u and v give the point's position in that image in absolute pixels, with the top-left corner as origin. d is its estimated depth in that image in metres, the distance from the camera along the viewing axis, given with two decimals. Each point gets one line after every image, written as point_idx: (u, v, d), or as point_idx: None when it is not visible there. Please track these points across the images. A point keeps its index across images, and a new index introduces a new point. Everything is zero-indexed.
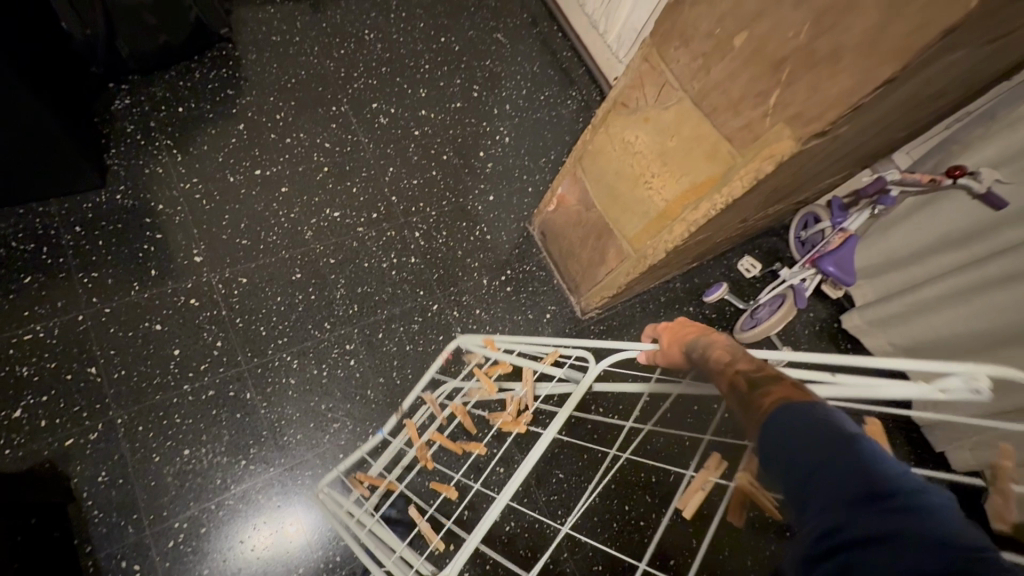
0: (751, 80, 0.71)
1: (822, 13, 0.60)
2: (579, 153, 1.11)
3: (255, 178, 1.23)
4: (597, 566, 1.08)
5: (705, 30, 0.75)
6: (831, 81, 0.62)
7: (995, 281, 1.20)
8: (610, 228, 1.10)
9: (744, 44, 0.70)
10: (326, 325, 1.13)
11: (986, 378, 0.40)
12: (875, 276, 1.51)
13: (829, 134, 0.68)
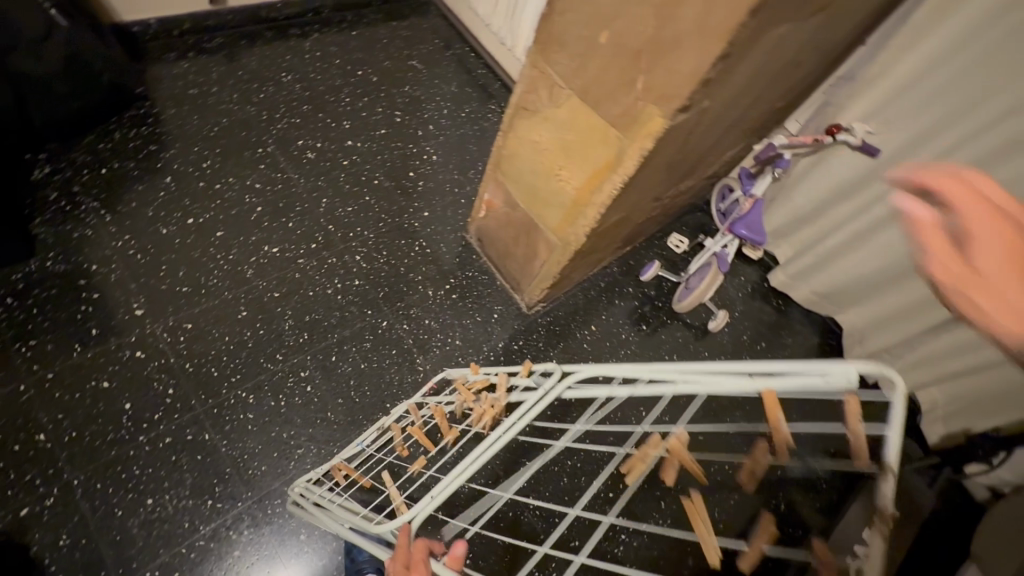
0: (620, 72, 0.80)
1: (662, 6, 0.70)
2: (495, 160, 1.18)
3: (189, 227, 1.25)
4: (574, 542, 1.13)
5: (575, 34, 0.84)
6: (682, 63, 0.72)
7: (887, 220, 1.39)
8: (535, 223, 1.18)
9: (608, 41, 0.80)
10: (278, 356, 1.15)
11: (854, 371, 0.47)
12: (787, 235, 1.65)
13: (692, 106, 0.78)
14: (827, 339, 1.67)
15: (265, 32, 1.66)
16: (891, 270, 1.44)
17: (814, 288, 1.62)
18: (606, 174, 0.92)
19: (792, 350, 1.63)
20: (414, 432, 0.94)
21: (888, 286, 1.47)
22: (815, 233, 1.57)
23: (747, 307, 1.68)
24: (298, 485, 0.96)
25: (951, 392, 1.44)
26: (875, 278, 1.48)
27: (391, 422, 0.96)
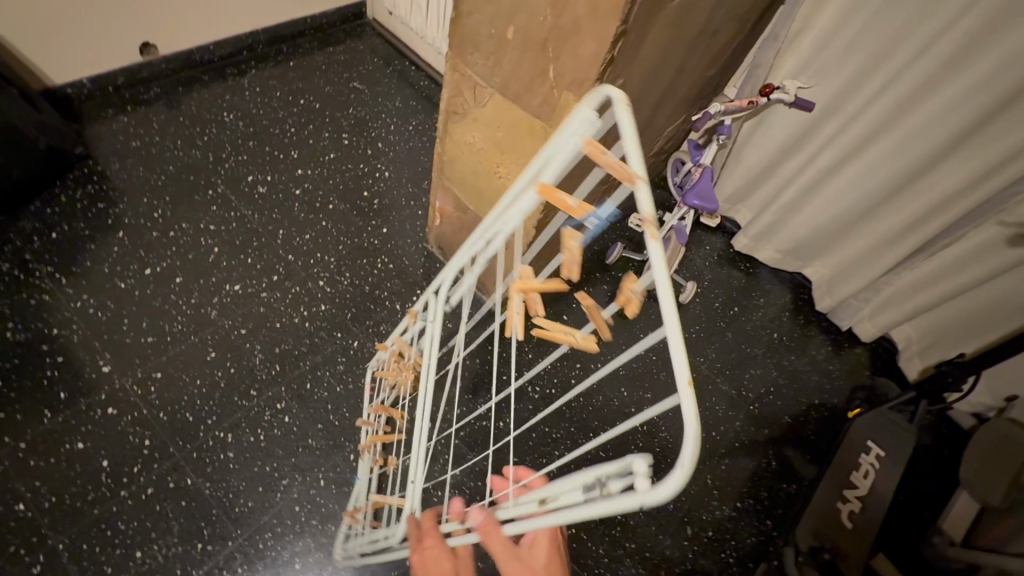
0: (533, 64, 0.82)
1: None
2: (439, 168, 1.19)
3: (147, 278, 1.25)
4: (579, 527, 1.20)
5: (484, 33, 0.86)
6: (584, 46, 0.74)
7: (835, 167, 1.42)
8: None
9: (515, 36, 0.82)
10: (252, 392, 1.15)
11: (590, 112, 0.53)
12: (744, 198, 1.68)
13: (606, 86, 0.80)
14: (799, 293, 1.70)
15: (202, 76, 1.67)
16: (848, 215, 1.46)
17: (779, 246, 1.64)
18: None
19: (765, 310, 1.65)
20: (386, 438, 0.94)
21: (847, 232, 1.50)
22: (768, 192, 1.60)
23: (715, 274, 1.70)
24: (339, 551, 0.99)
25: (923, 326, 1.49)
26: (834, 226, 1.50)
27: (363, 440, 0.95)
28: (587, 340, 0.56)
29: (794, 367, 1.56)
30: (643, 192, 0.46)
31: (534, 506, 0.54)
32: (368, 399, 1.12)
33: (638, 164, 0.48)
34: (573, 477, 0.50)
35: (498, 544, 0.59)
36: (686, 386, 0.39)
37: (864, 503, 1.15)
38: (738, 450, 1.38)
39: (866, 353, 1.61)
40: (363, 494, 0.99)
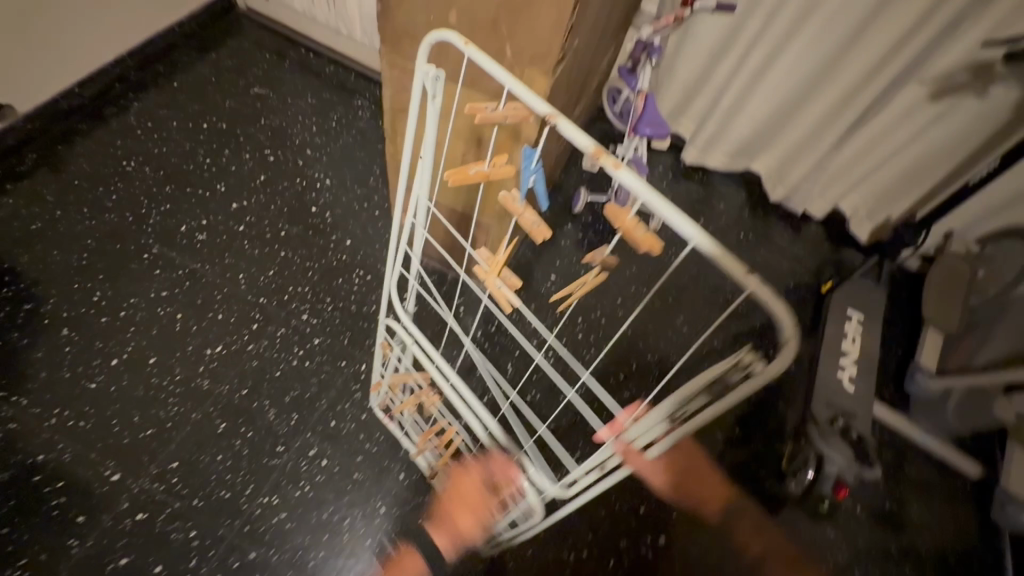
0: (485, 44, 0.77)
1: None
2: (395, 168, 1.12)
3: (117, 369, 1.14)
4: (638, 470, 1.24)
5: (421, 21, 0.79)
6: (541, 15, 0.70)
7: (767, 61, 1.46)
8: (460, 211, 1.15)
9: (459, 20, 0.76)
10: (280, 449, 1.12)
11: (430, 68, 0.55)
12: (684, 112, 1.70)
13: (566, 53, 0.76)
14: (752, 189, 1.78)
15: (79, 125, 1.44)
16: (785, 105, 1.52)
17: (726, 150, 1.70)
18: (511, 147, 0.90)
19: (727, 214, 1.73)
20: (452, 439, 0.95)
21: (788, 121, 1.56)
22: (706, 100, 1.62)
23: (675, 192, 1.74)
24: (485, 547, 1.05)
25: (867, 191, 1.61)
26: (774, 118, 1.57)
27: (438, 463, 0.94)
28: (598, 276, 0.64)
29: (764, 259, 1.67)
30: (567, 124, 0.54)
31: (664, 425, 0.59)
32: (395, 428, 1.12)
33: (534, 102, 0.54)
34: (691, 384, 0.54)
35: (642, 464, 0.64)
36: (752, 277, 0.49)
37: (856, 365, 1.30)
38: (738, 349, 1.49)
39: (822, 228, 1.74)
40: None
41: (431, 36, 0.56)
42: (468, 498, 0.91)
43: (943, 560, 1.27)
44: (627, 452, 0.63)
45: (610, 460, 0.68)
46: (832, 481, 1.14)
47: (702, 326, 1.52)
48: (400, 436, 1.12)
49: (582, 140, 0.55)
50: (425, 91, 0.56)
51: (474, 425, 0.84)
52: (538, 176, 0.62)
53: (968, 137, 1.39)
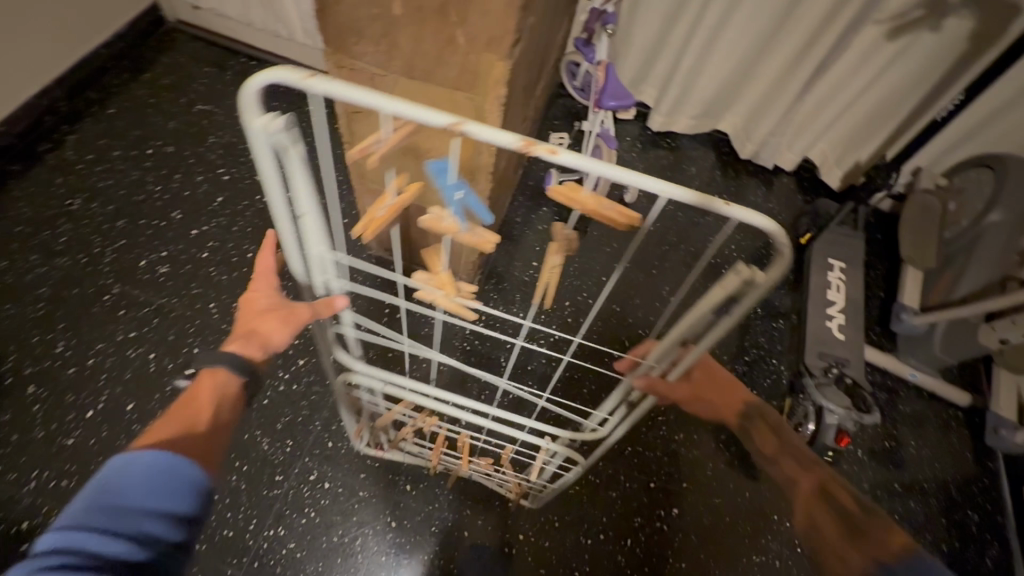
0: (434, 32, 0.72)
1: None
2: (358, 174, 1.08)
3: (94, 421, 1.09)
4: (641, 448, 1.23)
5: (363, 16, 0.74)
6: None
7: (723, 18, 1.43)
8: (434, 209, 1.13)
9: (403, 11, 0.71)
10: (278, 478, 1.08)
11: (265, 122, 0.42)
12: (645, 78, 1.68)
13: (521, 33, 0.73)
14: (722, 148, 1.78)
15: (12, 167, 1.35)
16: (746, 60, 1.51)
17: (691, 113, 1.68)
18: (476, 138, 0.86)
19: (700, 177, 1.72)
20: (463, 441, 0.94)
21: (751, 76, 1.55)
22: (667, 64, 1.60)
23: (646, 162, 1.72)
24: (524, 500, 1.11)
25: (834, 138, 1.62)
26: (737, 75, 1.55)
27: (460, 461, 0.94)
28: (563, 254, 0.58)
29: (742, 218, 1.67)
30: (480, 127, 0.44)
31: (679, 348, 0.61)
32: (393, 455, 1.06)
33: (430, 118, 0.44)
34: (697, 308, 0.54)
35: (667, 389, 0.68)
36: (731, 205, 0.46)
37: (843, 313, 1.31)
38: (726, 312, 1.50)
39: (793, 180, 1.74)
40: (496, 478, 1.05)
41: (257, 78, 0.42)
42: (267, 308, 0.63)
43: (946, 490, 1.31)
44: (649, 385, 0.67)
45: (632, 394, 0.72)
46: (833, 430, 1.13)
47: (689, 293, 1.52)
48: (402, 456, 1.06)
49: (503, 137, 0.45)
50: (281, 149, 0.44)
51: (490, 423, 0.83)
52: (464, 188, 0.50)
53: (927, 72, 1.39)
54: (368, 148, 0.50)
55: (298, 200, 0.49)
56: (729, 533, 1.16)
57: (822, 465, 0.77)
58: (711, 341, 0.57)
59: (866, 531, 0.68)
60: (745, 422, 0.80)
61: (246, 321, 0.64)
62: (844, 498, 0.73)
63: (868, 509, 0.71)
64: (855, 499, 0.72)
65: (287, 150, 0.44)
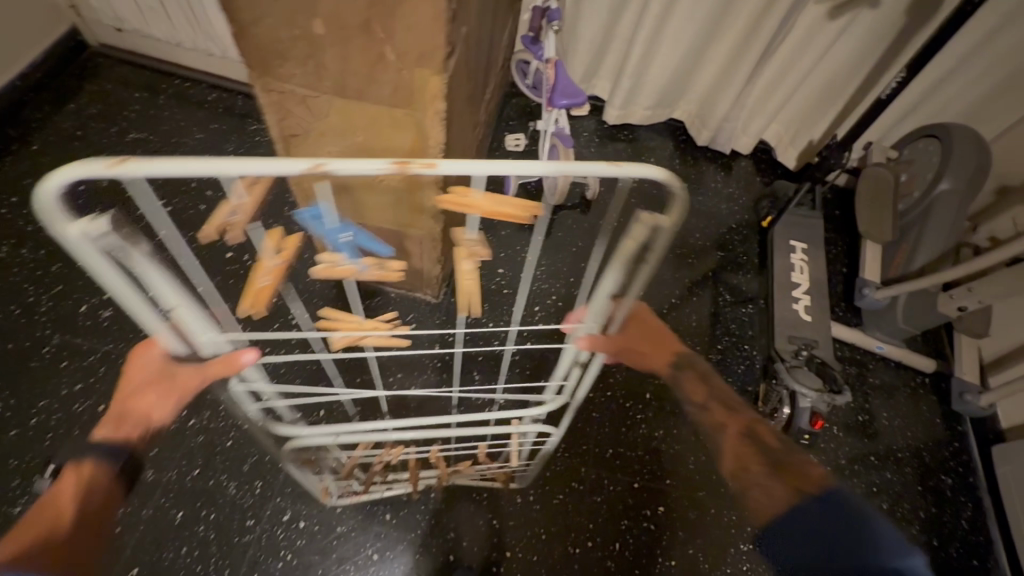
0: (362, 49, 0.68)
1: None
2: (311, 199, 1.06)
3: (42, 485, 1.02)
4: (621, 446, 1.22)
5: (284, 37, 0.69)
6: (416, 6, 0.62)
7: (667, 6, 1.42)
8: (392, 225, 1.11)
9: (326, 29, 0.66)
10: (250, 522, 1.04)
11: (78, 233, 0.41)
12: (597, 72, 1.66)
13: (455, 44, 0.69)
14: (678, 136, 1.77)
15: None
16: (693, 47, 1.51)
17: (645, 104, 1.67)
18: (421, 154, 0.82)
19: (659, 167, 1.72)
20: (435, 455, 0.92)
21: (700, 62, 1.55)
22: (616, 56, 1.59)
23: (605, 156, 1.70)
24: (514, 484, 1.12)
25: (786, 118, 1.63)
26: (686, 62, 1.55)
27: (437, 469, 0.93)
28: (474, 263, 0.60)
29: (704, 206, 1.67)
30: (341, 162, 0.45)
31: (610, 303, 0.63)
32: (370, 495, 1.04)
33: (286, 165, 0.45)
34: (617, 267, 0.57)
35: (612, 343, 0.69)
36: (620, 163, 0.48)
37: (809, 295, 1.32)
38: (697, 302, 1.50)
39: (751, 162, 1.75)
40: (481, 473, 1.06)
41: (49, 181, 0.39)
42: (143, 383, 0.60)
43: (920, 457, 1.34)
44: (592, 343, 0.68)
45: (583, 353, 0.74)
46: (808, 413, 1.13)
47: (657, 286, 1.51)
48: (380, 494, 1.04)
49: (375, 164, 0.46)
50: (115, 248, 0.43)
51: (456, 429, 0.83)
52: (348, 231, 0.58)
53: (871, 48, 1.40)
54: (225, 222, 0.51)
55: (149, 291, 0.49)
56: (717, 524, 1.16)
57: (745, 409, 0.74)
58: (636, 289, 0.59)
59: (781, 470, 0.67)
60: (675, 373, 0.72)
61: (124, 405, 0.60)
62: (765, 436, 0.71)
63: (786, 444, 0.70)
64: (774, 434, 0.71)
65: (119, 245, 0.44)
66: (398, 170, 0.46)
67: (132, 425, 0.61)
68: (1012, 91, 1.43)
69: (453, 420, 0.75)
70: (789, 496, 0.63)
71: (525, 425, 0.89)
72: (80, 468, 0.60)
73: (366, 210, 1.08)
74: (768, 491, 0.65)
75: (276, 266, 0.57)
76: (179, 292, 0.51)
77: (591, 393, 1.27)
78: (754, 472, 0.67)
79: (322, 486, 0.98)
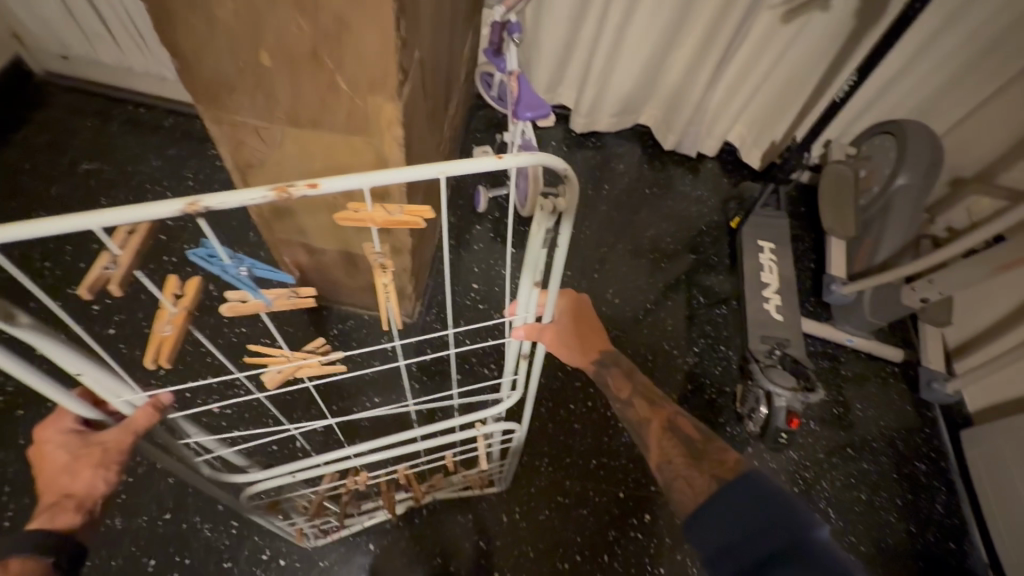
0: (313, 78, 0.67)
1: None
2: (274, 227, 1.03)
3: None
4: (603, 456, 1.22)
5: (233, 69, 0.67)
6: (363, 34, 0.60)
7: (625, 16, 1.44)
8: (360, 248, 1.09)
9: (274, 61, 0.65)
10: (226, 564, 1.00)
11: None
12: (561, 81, 1.67)
13: (409, 70, 0.68)
14: (645, 141, 1.79)
15: None
16: (653, 55, 1.53)
17: (610, 111, 1.68)
18: None
19: (628, 173, 1.73)
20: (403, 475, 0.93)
21: (660, 69, 1.57)
22: (579, 65, 1.60)
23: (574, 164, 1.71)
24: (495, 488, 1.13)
25: (748, 119, 1.67)
26: (646, 69, 1.57)
27: (407, 487, 0.92)
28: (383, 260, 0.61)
29: (673, 209, 1.70)
30: (220, 198, 0.45)
31: (536, 290, 0.74)
32: (347, 530, 1.03)
33: (160, 207, 0.43)
34: (533, 247, 0.67)
35: (548, 331, 0.80)
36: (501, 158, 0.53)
37: (779, 293, 1.34)
38: (672, 305, 1.51)
39: (717, 163, 1.78)
40: (455, 482, 1.06)
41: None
42: (60, 464, 0.59)
43: (893, 446, 1.37)
44: (530, 332, 0.79)
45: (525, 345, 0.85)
46: (784, 412, 1.15)
47: (633, 292, 1.52)
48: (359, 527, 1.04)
49: (257, 195, 0.46)
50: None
51: (420, 435, 0.84)
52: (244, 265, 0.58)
53: (823, 50, 1.44)
54: (102, 276, 0.50)
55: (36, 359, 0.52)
56: None
57: (663, 401, 0.84)
58: (554, 272, 0.70)
59: (702, 455, 0.76)
60: (600, 369, 0.84)
61: (48, 496, 0.58)
62: (687, 428, 0.82)
63: (705, 434, 0.79)
64: (692, 426, 0.81)
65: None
66: (278, 194, 0.47)
67: (69, 513, 0.58)
68: (958, 86, 1.48)
69: (414, 431, 0.76)
70: (709, 481, 0.72)
71: (488, 426, 0.90)
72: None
73: (332, 235, 1.06)
74: (692, 478, 0.74)
75: (179, 312, 0.58)
76: (69, 355, 0.54)
77: (571, 405, 1.27)
78: (676, 463, 0.76)
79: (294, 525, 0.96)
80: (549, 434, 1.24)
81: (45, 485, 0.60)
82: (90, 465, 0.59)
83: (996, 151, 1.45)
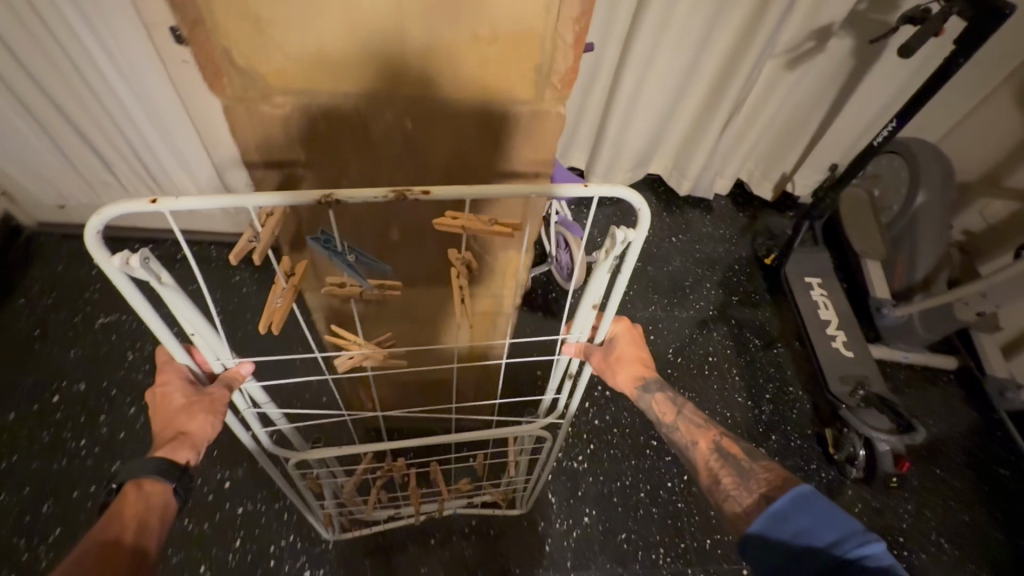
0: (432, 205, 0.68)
1: (438, 137, 0.58)
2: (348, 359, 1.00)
3: None
4: (715, 531, 1.17)
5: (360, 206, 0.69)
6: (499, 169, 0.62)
7: (637, 81, 1.46)
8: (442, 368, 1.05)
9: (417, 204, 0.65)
10: None
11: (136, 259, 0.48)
12: (572, 145, 1.67)
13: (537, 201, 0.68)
14: (657, 187, 1.82)
15: None
16: (665, 112, 1.55)
17: (626, 166, 1.69)
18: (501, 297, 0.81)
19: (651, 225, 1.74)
20: (435, 473, 0.97)
21: (672, 123, 1.60)
22: (591, 128, 1.61)
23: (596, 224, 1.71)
24: (516, 508, 1.14)
25: (758, 155, 1.71)
26: (659, 125, 1.59)
27: (438, 497, 0.96)
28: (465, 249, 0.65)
29: (703, 253, 1.70)
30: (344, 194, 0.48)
31: (592, 313, 0.72)
32: (370, 528, 1.08)
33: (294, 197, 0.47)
34: (598, 275, 0.66)
35: (599, 356, 0.76)
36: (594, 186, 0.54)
37: (842, 329, 1.37)
38: (729, 351, 1.50)
39: (729, 200, 1.82)
40: (478, 497, 1.10)
41: (91, 221, 0.46)
42: (176, 408, 0.62)
43: (976, 456, 1.37)
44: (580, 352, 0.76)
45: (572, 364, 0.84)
46: (891, 456, 1.15)
47: (689, 346, 1.51)
48: (383, 525, 1.08)
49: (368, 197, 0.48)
50: (153, 277, 0.50)
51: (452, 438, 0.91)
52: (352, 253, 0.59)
53: (826, 89, 1.50)
54: (246, 246, 0.57)
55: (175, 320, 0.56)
56: None
57: (715, 427, 0.79)
58: (613, 297, 0.68)
59: (749, 475, 0.71)
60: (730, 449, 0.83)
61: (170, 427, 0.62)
62: (733, 450, 0.75)
63: None
64: (738, 445, 0.76)
65: (152, 272, 0.50)
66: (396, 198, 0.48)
67: (184, 449, 0.62)
68: (948, 99, 1.59)
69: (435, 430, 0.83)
70: (760, 502, 0.67)
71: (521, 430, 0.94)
72: (140, 483, 0.61)
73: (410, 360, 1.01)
74: (739, 496, 0.68)
75: (286, 286, 0.60)
76: (192, 316, 0.56)
77: (667, 483, 1.23)
78: (725, 484, 0.71)
79: (310, 515, 0.99)
80: (655, 521, 1.18)
81: (161, 421, 0.63)
82: (201, 414, 0.62)
83: (995, 157, 1.52)
